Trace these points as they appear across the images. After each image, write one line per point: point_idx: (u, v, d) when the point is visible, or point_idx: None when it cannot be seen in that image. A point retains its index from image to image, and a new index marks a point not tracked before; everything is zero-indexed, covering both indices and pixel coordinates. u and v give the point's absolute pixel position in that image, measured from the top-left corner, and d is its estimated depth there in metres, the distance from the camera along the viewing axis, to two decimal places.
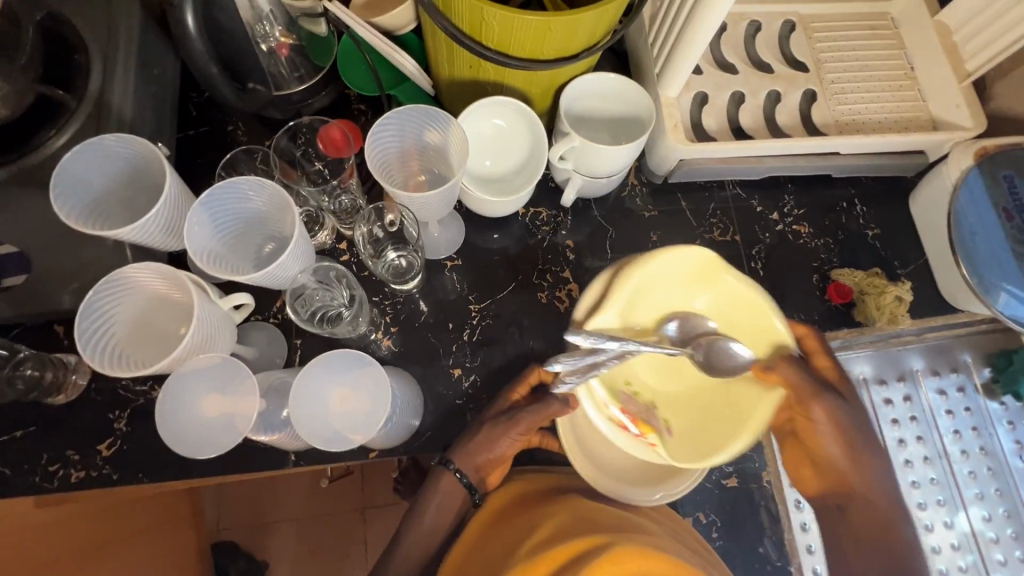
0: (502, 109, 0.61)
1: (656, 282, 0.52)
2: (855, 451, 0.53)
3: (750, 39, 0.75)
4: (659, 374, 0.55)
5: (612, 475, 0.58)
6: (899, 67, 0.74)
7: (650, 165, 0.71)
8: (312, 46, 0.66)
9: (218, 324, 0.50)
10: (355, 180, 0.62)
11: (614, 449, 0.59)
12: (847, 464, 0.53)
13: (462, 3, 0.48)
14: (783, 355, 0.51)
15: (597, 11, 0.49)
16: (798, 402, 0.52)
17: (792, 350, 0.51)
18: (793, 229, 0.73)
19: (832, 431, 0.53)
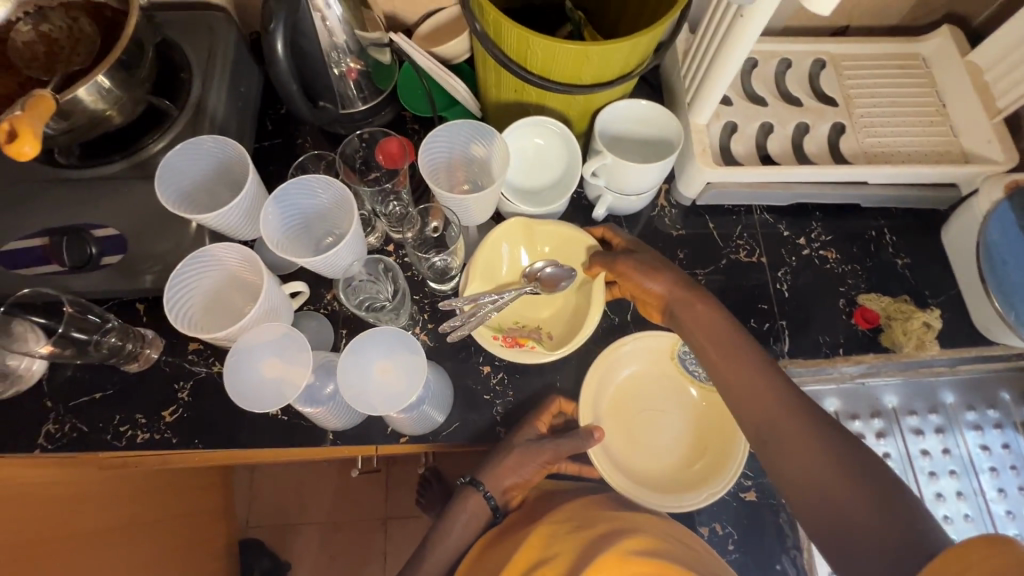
0: (541, 128, 0.67)
1: (501, 247, 0.66)
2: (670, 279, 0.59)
3: (782, 75, 0.79)
4: (533, 306, 0.68)
5: (644, 482, 0.60)
6: (929, 104, 0.76)
7: (678, 189, 0.75)
8: (377, 72, 0.74)
9: (281, 303, 0.56)
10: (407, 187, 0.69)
11: (649, 463, 0.62)
12: (655, 287, 0.60)
13: (511, 34, 0.55)
14: (593, 253, 0.65)
15: (630, 43, 0.55)
16: (614, 271, 0.62)
17: (596, 245, 0.65)
18: (820, 254, 0.75)
19: (639, 269, 0.60)
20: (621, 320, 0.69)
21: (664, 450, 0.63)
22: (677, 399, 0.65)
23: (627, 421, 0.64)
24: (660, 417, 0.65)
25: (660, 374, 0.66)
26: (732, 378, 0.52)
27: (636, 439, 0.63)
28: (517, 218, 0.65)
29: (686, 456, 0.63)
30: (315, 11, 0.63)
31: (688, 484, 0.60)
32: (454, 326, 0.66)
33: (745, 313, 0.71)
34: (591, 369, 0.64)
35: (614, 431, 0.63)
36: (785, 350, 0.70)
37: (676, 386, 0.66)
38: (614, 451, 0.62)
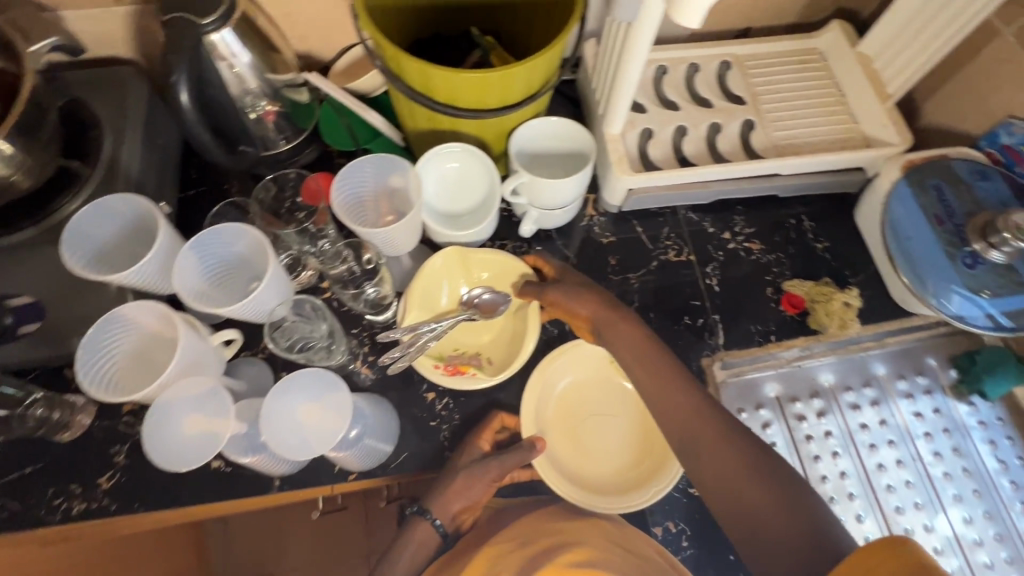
0: (455, 155, 0.68)
1: (437, 277, 0.67)
2: (598, 303, 0.62)
3: (692, 79, 0.82)
4: (473, 331, 0.68)
5: (594, 487, 0.62)
6: (830, 94, 0.80)
7: (604, 199, 0.77)
8: (295, 112, 0.75)
9: (204, 355, 0.56)
10: (331, 224, 0.68)
11: (597, 466, 0.63)
12: (583, 308, 0.62)
13: (411, 68, 0.57)
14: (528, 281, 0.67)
15: (526, 66, 0.57)
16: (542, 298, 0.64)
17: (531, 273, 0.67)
18: (745, 246, 0.78)
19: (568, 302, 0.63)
20: (560, 331, 0.70)
21: (611, 454, 0.64)
22: (619, 400, 0.67)
23: (574, 431, 0.65)
24: (606, 421, 0.66)
25: (601, 379, 0.67)
26: (656, 393, 0.56)
27: (584, 445, 0.64)
28: (453, 247, 0.66)
29: (634, 456, 0.64)
30: (221, 60, 0.63)
31: (636, 483, 0.62)
32: (392, 359, 0.66)
33: (678, 311, 0.74)
34: (530, 384, 0.65)
35: (560, 443, 0.64)
36: (720, 343, 0.72)
37: (617, 389, 0.67)
38: (562, 462, 0.63)
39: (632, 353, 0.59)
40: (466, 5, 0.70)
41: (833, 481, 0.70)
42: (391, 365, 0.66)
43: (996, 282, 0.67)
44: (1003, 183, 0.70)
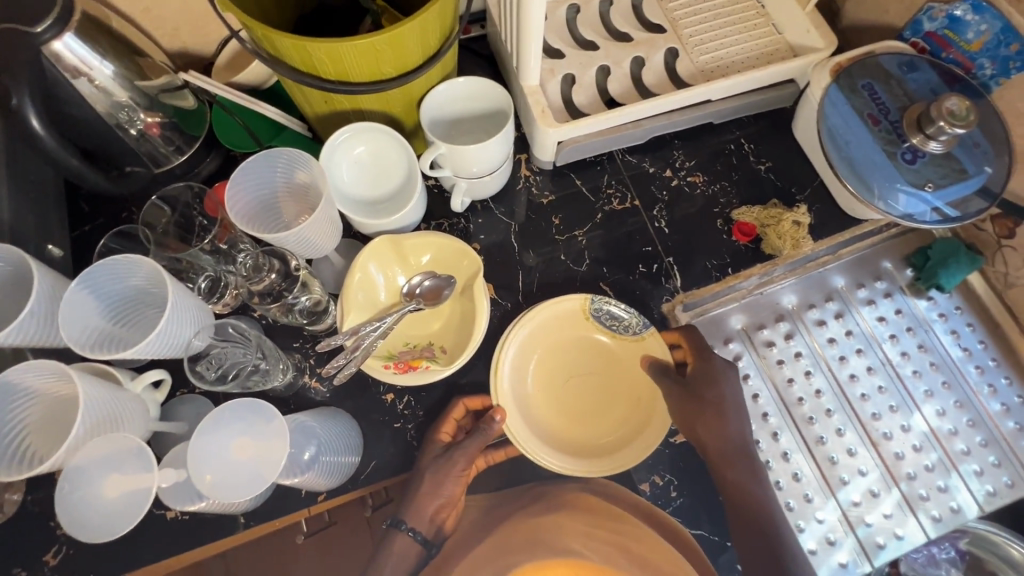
0: (361, 136, 0.62)
1: (372, 272, 0.62)
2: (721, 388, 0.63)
3: (606, 14, 0.77)
4: (421, 322, 0.63)
5: (583, 453, 0.60)
6: (750, 8, 0.77)
7: (536, 157, 0.72)
8: (182, 120, 0.67)
9: (122, 405, 0.51)
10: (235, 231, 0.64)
11: (585, 430, 0.62)
12: (707, 419, 0.62)
13: (288, 47, 0.50)
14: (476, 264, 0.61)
15: (415, 23, 0.51)
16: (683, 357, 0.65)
17: (472, 248, 0.62)
18: (688, 181, 0.75)
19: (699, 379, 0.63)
20: (514, 302, 0.69)
21: (598, 414, 0.62)
22: (601, 359, 0.64)
23: (555, 395, 0.63)
24: (588, 380, 0.63)
25: (581, 338, 0.64)
26: (735, 494, 0.61)
27: (569, 412, 0.62)
28: (385, 235, 0.61)
29: (618, 415, 0.62)
30: (77, 75, 0.56)
31: (622, 443, 0.60)
32: (338, 368, 0.61)
33: (632, 260, 0.71)
34: (496, 371, 0.62)
35: (543, 410, 0.62)
36: (678, 286, 0.70)
37: (598, 345, 0.64)
38: (549, 432, 0.61)
39: (729, 462, 0.61)
40: None
41: (809, 400, 0.70)
42: (336, 375, 0.61)
43: (937, 174, 0.66)
44: (932, 72, 0.68)
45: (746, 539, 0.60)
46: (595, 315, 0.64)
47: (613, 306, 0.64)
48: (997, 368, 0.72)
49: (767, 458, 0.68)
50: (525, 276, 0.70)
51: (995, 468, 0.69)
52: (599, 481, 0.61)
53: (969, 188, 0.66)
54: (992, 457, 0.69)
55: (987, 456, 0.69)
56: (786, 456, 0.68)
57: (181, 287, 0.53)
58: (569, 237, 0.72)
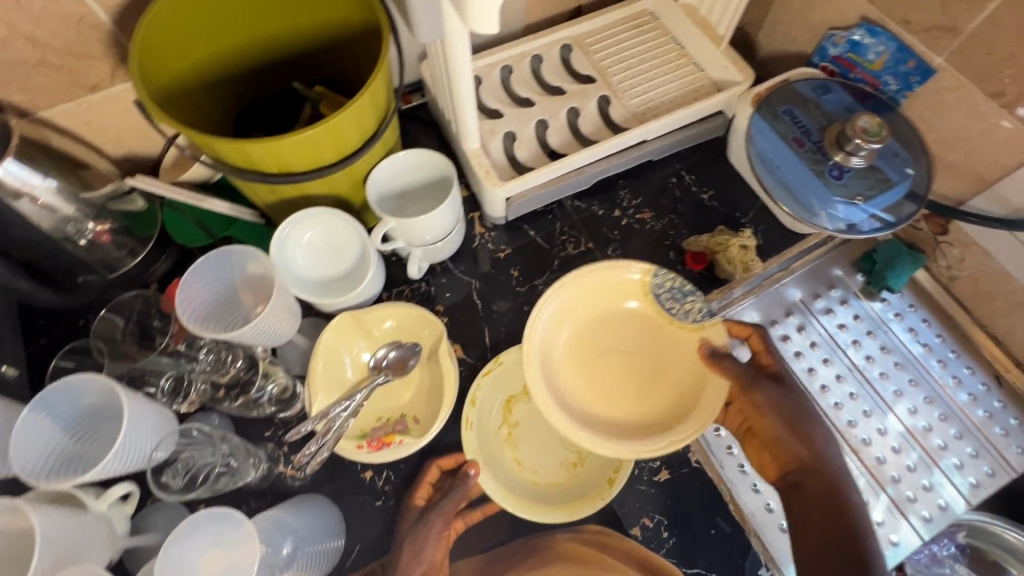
0: (305, 223, 0.62)
1: (335, 351, 0.62)
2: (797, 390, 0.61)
3: (538, 72, 0.81)
4: (392, 393, 0.63)
5: (616, 429, 0.59)
6: (671, 50, 0.82)
7: (487, 214, 0.74)
8: (133, 223, 0.68)
9: (84, 532, 0.49)
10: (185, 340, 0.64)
11: (620, 408, 0.60)
12: (797, 419, 0.60)
13: (226, 149, 0.52)
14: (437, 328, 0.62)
15: (348, 112, 0.53)
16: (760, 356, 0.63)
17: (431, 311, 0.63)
18: (638, 218, 0.77)
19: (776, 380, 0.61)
20: (483, 359, 0.69)
21: (636, 392, 0.61)
22: (646, 336, 0.63)
23: (590, 368, 0.62)
24: (627, 357, 0.63)
25: (629, 311, 0.64)
26: (808, 519, 0.56)
27: (603, 387, 0.62)
28: (346, 310, 0.62)
29: (649, 401, 0.60)
30: (21, 196, 0.58)
31: (659, 424, 0.59)
32: (308, 456, 0.60)
33: None
34: (533, 347, 0.60)
35: (575, 377, 0.62)
36: None
37: (648, 319, 0.63)
38: (584, 404, 0.60)
39: (827, 474, 0.57)
40: (275, 62, 0.65)
41: None
42: (309, 462, 0.60)
43: (865, 186, 0.70)
44: (844, 92, 0.72)
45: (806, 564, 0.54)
46: (653, 290, 0.62)
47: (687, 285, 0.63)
48: (958, 359, 0.74)
49: (755, 481, 0.67)
50: (491, 330, 0.71)
51: (973, 459, 0.70)
52: (590, 529, 0.61)
53: (898, 194, 0.69)
54: (969, 448, 0.70)
55: (964, 447, 0.70)
56: None
57: (135, 396, 0.52)
58: (531, 288, 0.73)
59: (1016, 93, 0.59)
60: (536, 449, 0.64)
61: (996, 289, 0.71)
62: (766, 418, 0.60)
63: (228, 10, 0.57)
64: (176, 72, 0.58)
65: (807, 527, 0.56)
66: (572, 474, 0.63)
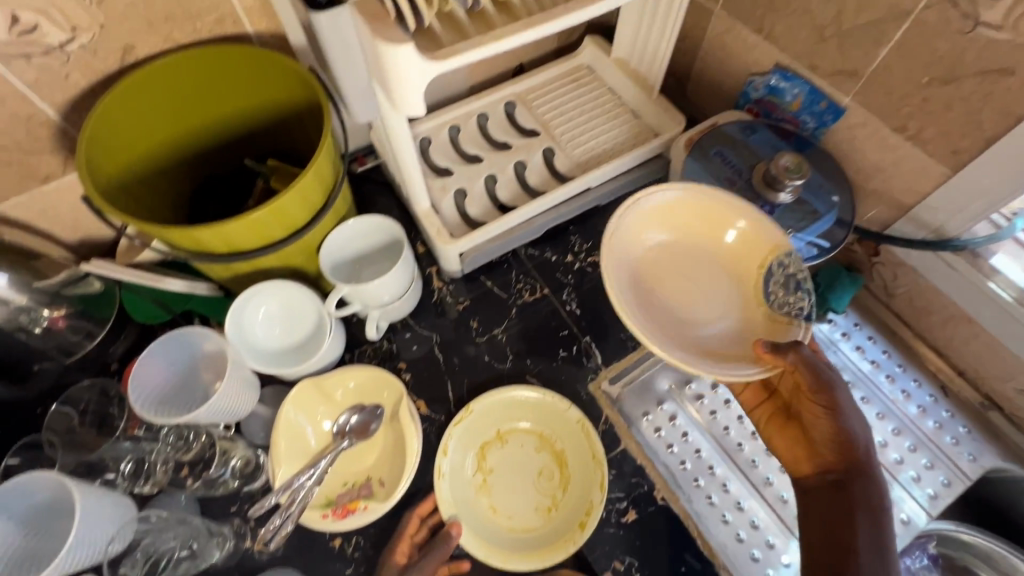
0: (258, 299, 0.63)
1: (296, 420, 0.62)
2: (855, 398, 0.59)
3: (484, 128, 0.85)
4: (357, 456, 0.63)
5: (655, 329, 0.59)
6: (609, 100, 0.87)
7: (444, 269, 0.76)
8: (90, 306, 0.68)
9: None
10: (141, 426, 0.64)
11: (675, 323, 0.61)
12: (855, 431, 0.57)
13: (173, 238, 0.54)
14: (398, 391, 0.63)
15: (291, 193, 0.55)
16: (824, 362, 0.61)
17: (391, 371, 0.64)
18: (590, 262, 0.80)
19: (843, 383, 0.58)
20: (448, 413, 0.70)
21: (693, 324, 0.61)
22: (729, 288, 0.63)
23: (657, 280, 0.63)
24: (703, 293, 0.63)
25: (720, 254, 0.64)
26: (832, 521, 0.56)
27: (669, 302, 0.62)
28: (307, 378, 0.63)
29: (699, 334, 0.60)
30: None
31: (696, 350, 0.58)
32: (274, 529, 0.59)
33: (553, 346, 0.74)
34: (610, 239, 0.61)
35: (643, 291, 0.62)
36: (599, 362, 0.73)
37: (739, 275, 0.63)
38: (640, 299, 0.61)
39: (871, 485, 0.56)
40: (228, 140, 0.69)
41: (748, 444, 0.72)
42: (274, 535, 0.59)
43: (795, 219, 0.74)
44: (768, 132, 0.78)
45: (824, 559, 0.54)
46: (762, 252, 0.62)
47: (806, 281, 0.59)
48: (905, 373, 0.78)
49: (723, 512, 0.68)
50: (453, 384, 0.72)
51: (929, 470, 0.72)
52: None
53: (828, 222, 0.73)
54: (924, 460, 0.73)
55: (919, 460, 0.73)
56: (740, 505, 0.68)
57: (89, 492, 0.52)
58: (491, 337, 0.75)
59: (916, 126, 0.64)
60: (509, 497, 0.64)
61: (930, 305, 0.74)
62: (823, 419, 0.58)
63: (181, 98, 0.61)
64: (124, 159, 0.61)
65: (825, 514, 0.57)
66: (547, 519, 0.63)
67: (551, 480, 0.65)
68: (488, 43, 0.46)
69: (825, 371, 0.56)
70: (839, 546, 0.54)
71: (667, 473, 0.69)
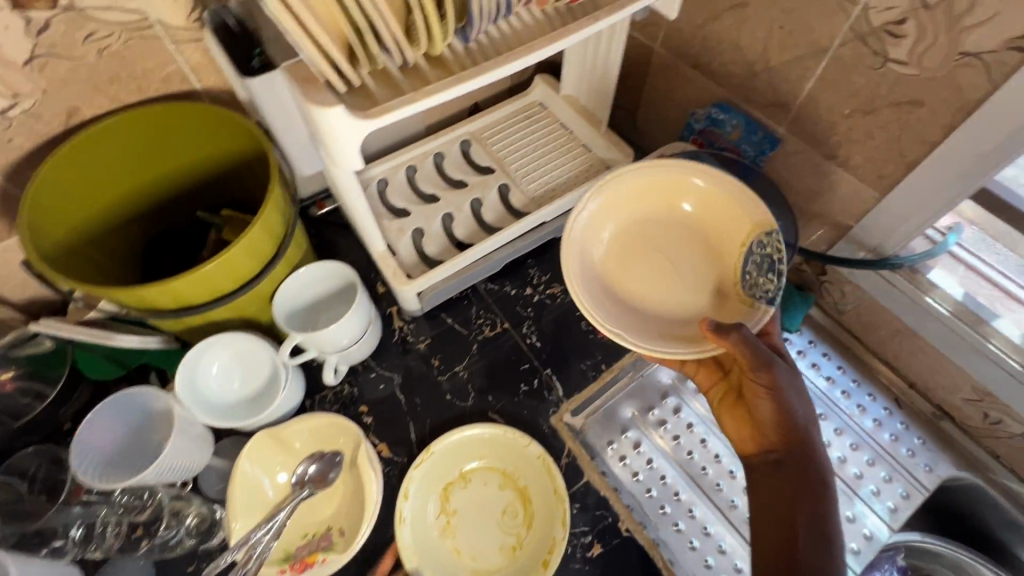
0: (208, 355, 0.62)
1: (253, 473, 0.61)
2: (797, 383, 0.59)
3: (441, 168, 0.87)
4: (317, 506, 0.63)
5: (616, 304, 0.62)
6: (561, 135, 0.89)
7: (404, 309, 0.77)
8: (42, 365, 0.67)
9: None
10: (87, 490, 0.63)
11: (642, 296, 0.63)
12: (796, 412, 0.57)
13: (119, 296, 0.53)
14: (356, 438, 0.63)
15: (239, 246, 0.56)
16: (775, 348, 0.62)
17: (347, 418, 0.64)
18: (549, 293, 0.81)
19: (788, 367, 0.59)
20: (411, 454, 0.70)
21: (662, 298, 0.63)
22: (706, 267, 0.63)
23: (631, 255, 0.65)
24: (677, 270, 0.64)
25: (698, 233, 0.64)
26: (773, 502, 0.56)
27: (642, 275, 0.64)
28: (263, 430, 0.62)
29: (664, 309, 0.62)
30: None
31: (655, 324, 0.61)
32: None
33: (515, 381, 0.75)
34: (576, 219, 0.63)
35: (615, 268, 0.64)
36: (561, 395, 0.74)
37: (719, 254, 0.63)
38: (610, 271, 0.64)
39: (810, 462, 0.56)
40: (180, 190, 0.69)
41: (712, 467, 0.73)
42: None
43: None
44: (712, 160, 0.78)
45: (768, 544, 0.54)
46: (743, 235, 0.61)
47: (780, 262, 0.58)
48: (860, 388, 0.80)
49: (690, 538, 0.68)
50: (415, 424, 0.71)
51: (888, 483, 0.74)
52: None
53: None
54: (882, 473, 0.74)
55: (878, 473, 0.74)
56: (706, 530, 0.69)
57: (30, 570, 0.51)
58: (452, 374, 0.75)
59: (845, 154, 0.67)
60: (474, 537, 0.64)
61: (877, 321, 0.77)
62: (765, 399, 0.58)
63: (128, 150, 0.62)
64: (70, 215, 0.61)
65: (768, 502, 0.56)
66: (511, 558, 0.63)
67: (516, 518, 0.65)
68: (420, 99, 0.48)
69: (769, 350, 0.56)
70: (783, 529, 0.54)
71: (631, 503, 0.69)
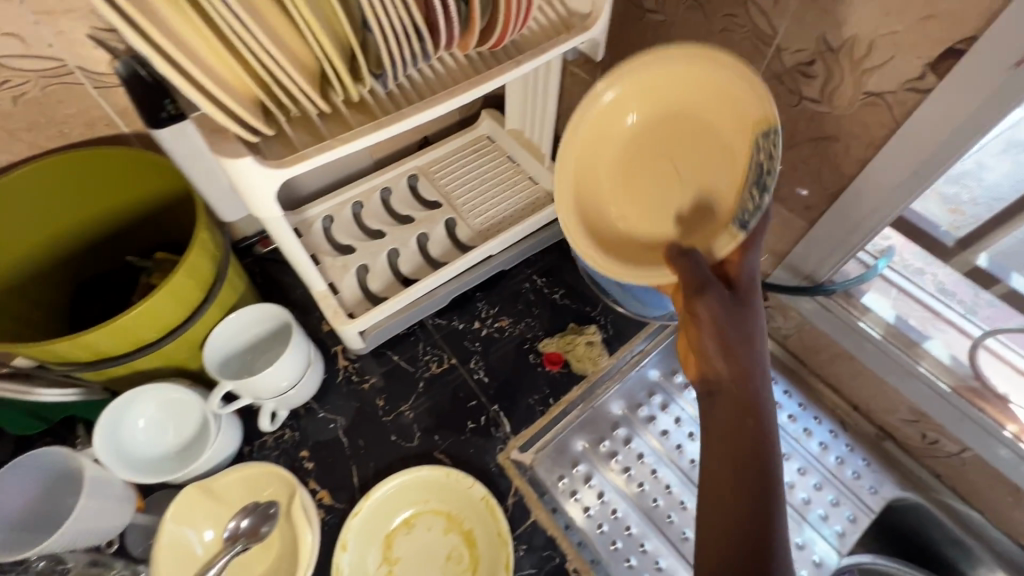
0: (136, 409, 0.60)
1: (180, 531, 0.58)
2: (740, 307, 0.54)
3: (388, 203, 0.87)
4: (250, 562, 0.60)
5: (601, 221, 0.61)
6: (507, 168, 0.90)
7: (348, 348, 0.75)
8: None
9: None
10: None
11: (628, 211, 0.61)
12: (739, 336, 0.52)
13: (27, 352, 0.51)
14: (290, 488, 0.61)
15: (160, 293, 0.54)
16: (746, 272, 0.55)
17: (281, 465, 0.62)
18: (497, 327, 0.81)
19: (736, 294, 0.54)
20: (352, 500, 0.67)
21: (654, 208, 0.60)
22: (713, 167, 0.56)
23: (626, 162, 0.60)
24: (679, 172, 0.58)
25: (704, 129, 0.56)
26: (725, 441, 0.50)
27: (637, 184, 0.60)
28: (192, 484, 0.60)
29: (651, 223, 0.60)
30: None
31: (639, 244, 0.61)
32: None
33: (461, 419, 0.73)
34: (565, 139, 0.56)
35: (607, 176, 0.60)
36: (508, 431, 0.73)
37: (729, 151, 0.55)
38: (602, 183, 0.60)
39: (749, 388, 0.51)
40: (108, 233, 0.67)
41: (663, 499, 0.72)
42: None
43: None
44: None
45: (717, 491, 0.48)
46: (752, 131, 0.52)
47: (768, 173, 0.51)
48: (806, 411, 0.81)
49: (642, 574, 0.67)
50: (358, 468, 0.69)
51: (835, 507, 0.74)
52: None
53: None
54: (829, 497, 0.75)
55: (825, 497, 0.75)
56: (658, 565, 0.68)
57: None
58: (397, 413, 0.73)
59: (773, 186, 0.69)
60: None
61: (817, 345, 0.79)
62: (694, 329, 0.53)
63: (48, 195, 0.60)
64: None
65: (716, 438, 0.51)
66: None
67: (460, 563, 0.63)
68: (337, 145, 0.47)
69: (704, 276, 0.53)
70: (738, 466, 0.48)
71: (580, 540, 0.68)
